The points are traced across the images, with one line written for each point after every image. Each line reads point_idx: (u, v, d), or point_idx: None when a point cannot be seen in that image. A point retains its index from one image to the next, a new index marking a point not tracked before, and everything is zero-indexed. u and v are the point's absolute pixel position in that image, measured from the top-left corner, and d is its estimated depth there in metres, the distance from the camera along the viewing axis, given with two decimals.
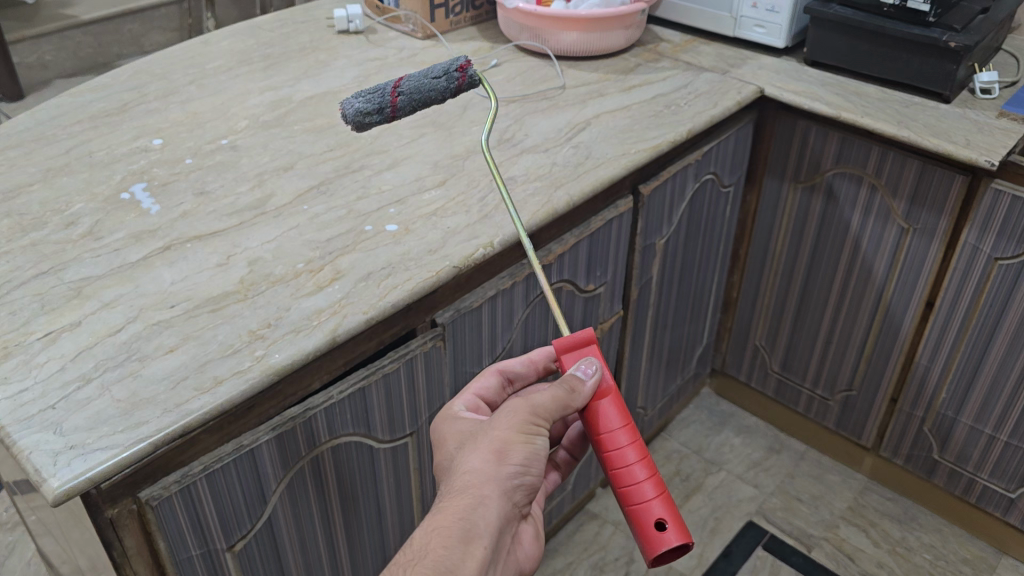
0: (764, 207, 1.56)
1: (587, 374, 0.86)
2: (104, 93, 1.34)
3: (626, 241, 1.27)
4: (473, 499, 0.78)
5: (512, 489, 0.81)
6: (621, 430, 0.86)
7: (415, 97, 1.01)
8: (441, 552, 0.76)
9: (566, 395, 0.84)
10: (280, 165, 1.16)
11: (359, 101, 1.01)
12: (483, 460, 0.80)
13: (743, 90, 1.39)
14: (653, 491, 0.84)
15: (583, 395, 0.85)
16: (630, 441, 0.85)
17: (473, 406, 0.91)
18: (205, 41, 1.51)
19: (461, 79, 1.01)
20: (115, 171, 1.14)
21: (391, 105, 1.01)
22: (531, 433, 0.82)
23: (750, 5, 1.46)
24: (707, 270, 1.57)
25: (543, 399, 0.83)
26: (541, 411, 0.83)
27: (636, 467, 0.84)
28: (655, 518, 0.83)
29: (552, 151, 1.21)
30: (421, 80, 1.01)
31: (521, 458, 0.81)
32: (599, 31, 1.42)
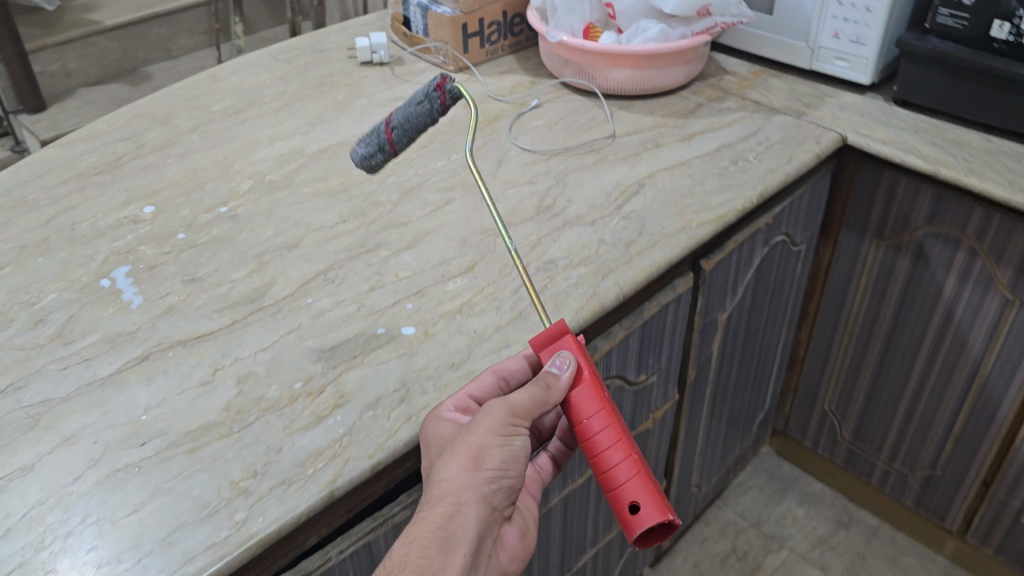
0: (839, 262, 1.37)
1: (558, 367, 0.76)
2: (97, 144, 1.19)
3: (684, 323, 1.10)
4: (449, 508, 0.68)
5: (491, 494, 0.71)
6: (597, 415, 0.75)
7: (408, 128, 0.94)
8: (418, 566, 0.65)
9: (543, 393, 0.74)
10: (285, 243, 1.01)
11: (363, 145, 0.98)
12: (457, 466, 0.70)
13: (823, 139, 1.20)
14: (627, 472, 0.72)
15: (558, 390, 0.75)
16: (607, 425, 0.75)
17: (460, 407, 0.78)
18: (213, 76, 1.36)
19: (440, 97, 0.91)
20: (97, 249, 1.00)
21: (390, 143, 0.96)
22: (508, 435, 0.72)
23: (832, 35, 1.26)
24: (772, 332, 1.39)
25: (520, 398, 0.73)
26: (519, 412, 0.73)
27: (611, 450, 0.74)
28: (629, 502, 0.72)
29: (599, 222, 1.03)
30: (408, 109, 0.94)
31: (499, 461, 0.71)
32: (654, 68, 1.24)
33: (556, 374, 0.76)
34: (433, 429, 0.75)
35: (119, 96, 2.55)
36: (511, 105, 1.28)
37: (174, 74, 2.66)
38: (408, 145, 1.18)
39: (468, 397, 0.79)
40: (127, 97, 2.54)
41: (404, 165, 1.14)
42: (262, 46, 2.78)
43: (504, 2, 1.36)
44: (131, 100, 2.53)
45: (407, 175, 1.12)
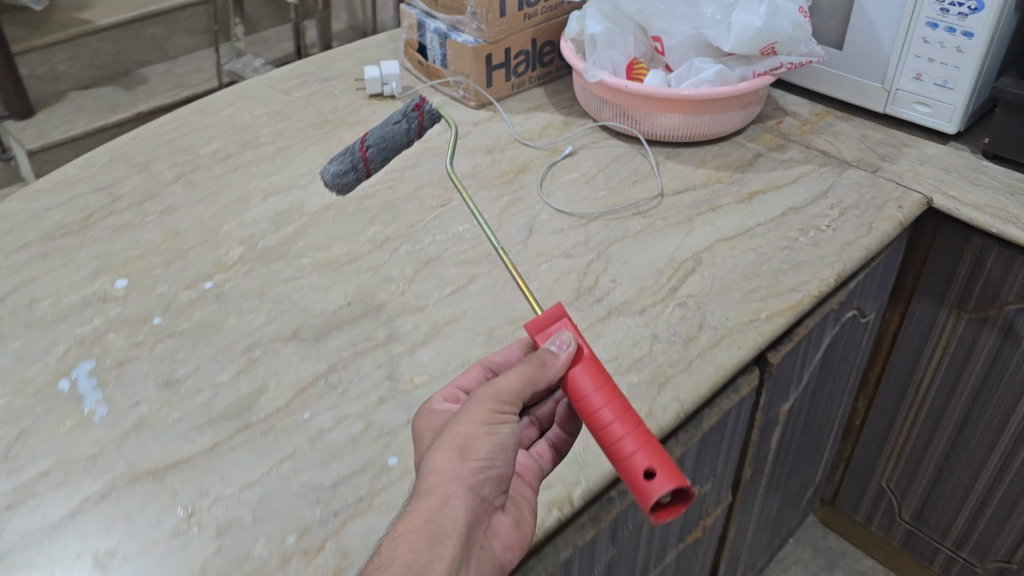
0: (910, 332, 1.22)
1: (553, 344, 0.66)
2: (65, 195, 1.03)
3: (744, 423, 0.95)
4: (435, 503, 0.58)
5: (482, 487, 0.60)
6: (595, 391, 0.64)
7: (383, 146, 1.01)
8: (404, 565, 0.55)
9: (535, 371, 0.64)
10: (279, 333, 0.85)
11: (334, 164, 1.01)
12: (444, 458, 0.60)
13: (905, 201, 1.04)
14: (631, 441, 0.62)
15: (552, 368, 0.65)
16: (607, 400, 0.64)
17: (451, 399, 0.69)
18: (202, 109, 1.20)
19: (418, 117, 1.01)
20: (58, 339, 0.84)
21: (363, 161, 1.01)
22: (494, 422, 0.61)
23: (913, 77, 1.09)
24: (832, 409, 1.24)
25: (507, 381, 0.63)
26: (507, 397, 0.63)
27: (613, 424, 0.63)
28: (639, 470, 0.60)
29: (651, 311, 0.88)
30: (383, 128, 1.01)
31: (488, 450, 0.60)
32: (709, 114, 1.07)
33: (550, 351, 0.66)
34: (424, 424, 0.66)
35: (112, 101, 2.37)
36: (541, 150, 1.11)
37: (171, 78, 2.47)
38: (424, 202, 1.02)
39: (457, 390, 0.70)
40: (120, 103, 2.36)
41: (420, 229, 0.98)
42: (265, 46, 2.59)
43: (533, 29, 1.19)
44: (125, 106, 2.35)
45: (423, 243, 0.96)
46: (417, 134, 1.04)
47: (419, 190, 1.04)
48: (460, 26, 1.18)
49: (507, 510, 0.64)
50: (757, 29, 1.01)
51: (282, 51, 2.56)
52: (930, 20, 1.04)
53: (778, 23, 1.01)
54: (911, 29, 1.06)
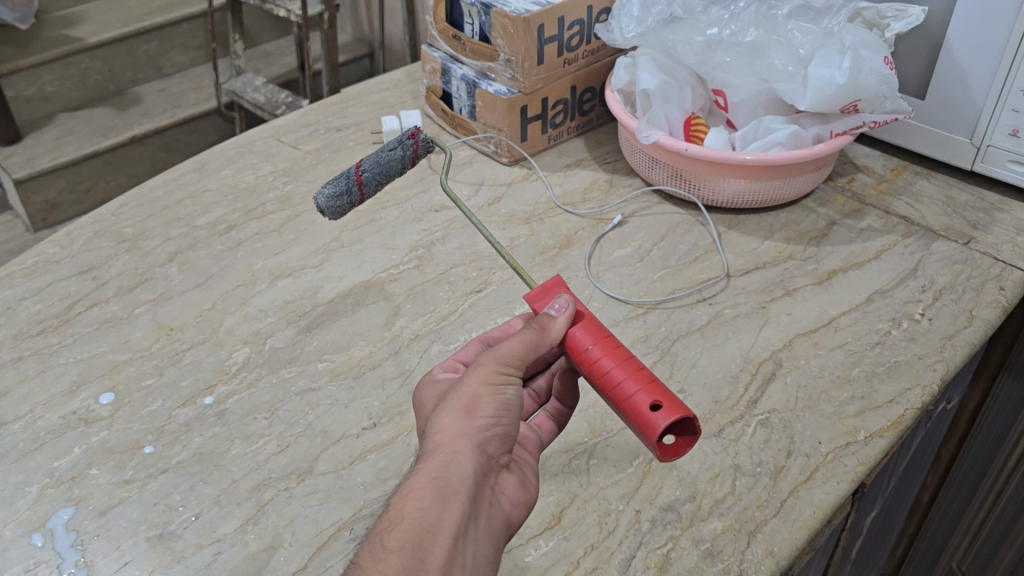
0: (994, 412, 1.06)
1: (551, 309, 0.63)
2: (44, 281, 0.91)
3: (829, 549, 0.82)
4: (443, 459, 0.54)
5: (489, 445, 0.57)
6: (594, 344, 0.62)
7: (380, 172, 0.81)
8: (413, 524, 0.52)
9: (537, 336, 0.60)
10: (292, 466, 0.72)
11: (326, 187, 0.80)
12: (451, 418, 0.56)
13: (1007, 279, 0.89)
14: (631, 383, 0.58)
15: (552, 330, 0.61)
16: (606, 352, 0.61)
17: (451, 370, 0.66)
18: (200, 167, 1.08)
19: (416, 144, 0.81)
20: (30, 476, 0.71)
21: (359, 185, 0.80)
22: (500, 382, 0.58)
23: (1009, 133, 0.94)
24: (906, 495, 1.10)
25: (508, 345, 0.59)
26: (510, 359, 0.59)
27: (613, 369, 0.60)
28: (643, 406, 0.57)
29: (729, 433, 0.74)
30: (379, 153, 0.81)
31: (493, 408, 0.57)
32: (777, 179, 0.94)
33: (548, 314, 0.62)
34: (427, 392, 0.62)
35: (103, 124, 2.21)
36: (586, 219, 0.99)
37: (166, 97, 2.31)
38: (455, 286, 0.90)
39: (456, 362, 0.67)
40: (111, 125, 2.20)
41: (453, 324, 0.85)
42: (265, 61, 2.44)
43: (573, 75, 1.06)
44: (117, 128, 2.19)
45: (457, 341, 0.83)
46: (415, 163, 0.84)
47: (449, 271, 0.92)
48: (490, 73, 1.04)
49: (512, 470, 0.60)
50: (839, 85, 0.87)
51: (283, 66, 2.40)
52: None
53: (862, 78, 0.87)
54: (1009, 79, 0.91)
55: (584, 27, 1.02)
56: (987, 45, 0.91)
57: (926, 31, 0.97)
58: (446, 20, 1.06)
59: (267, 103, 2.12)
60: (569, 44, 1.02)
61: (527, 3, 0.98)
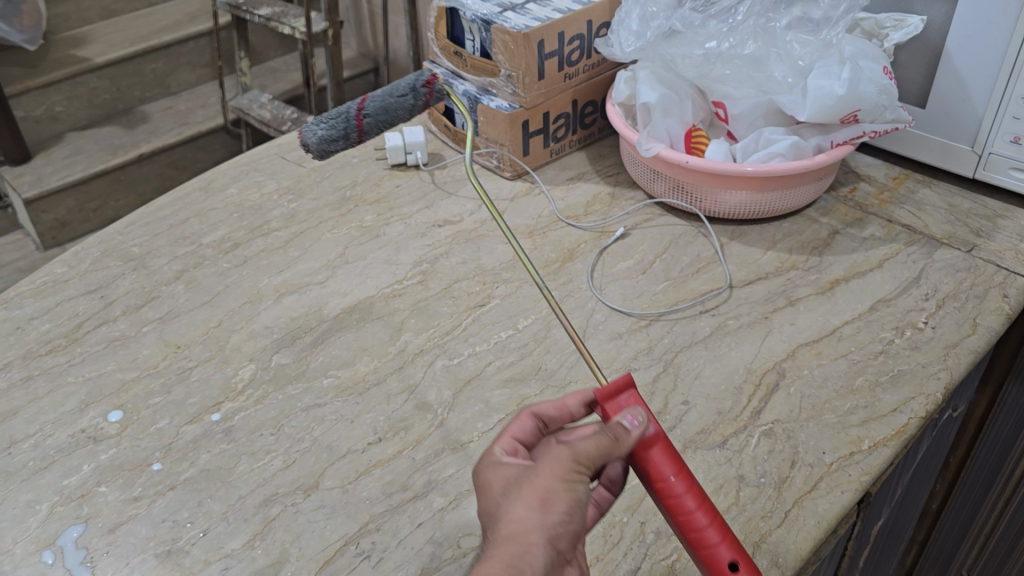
0: (1001, 420, 1.06)
1: (626, 419, 0.57)
2: (53, 302, 0.92)
3: (835, 559, 0.82)
4: (516, 549, 0.51)
5: (561, 543, 0.52)
6: (676, 475, 0.57)
7: (383, 117, 0.84)
8: None
9: (615, 447, 0.55)
10: (299, 481, 0.72)
11: (320, 127, 0.82)
12: (525, 507, 0.52)
13: (1010, 286, 0.89)
14: (716, 532, 0.55)
15: (628, 442, 0.56)
16: (687, 487, 0.56)
17: (510, 452, 0.59)
18: (206, 186, 1.09)
19: (428, 96, 0.85)
20: (39, 494, 0.72)
21: (358, 128, 0.83)
22: (574, 480, 0.53)
23: (1011, 140, 0.94)
24: (915, 503, 1.09)
25: (583, 444, 0.54)
26: (585, 461, 0.54)
27: (693, 510, 0.56)
28: (725, 564, 0.54)
29: (732, 444, 0.74)
30: (386, 96, 0.84)
31: (568, 506, 0.52)
32: (778, 190, 0.94)
33: (624, 425, 0.56)
34: (489, 476, 0.56)
35: (111, 142, 2.23)
36: (589, 232, 1.00)
37: (173, 114, 2.33)
38: (459, 300, 0.90)
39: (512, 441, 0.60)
40: (120, 143, 2.22)
41: (457, 338, 0.86)
42: (272, 77, 2.45)
43: (574, 89, 1.07)
44: (125, 146, 2.20)
45: (462, 356, 0.84)
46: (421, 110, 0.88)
47: (453, 286, 0.92)
48: (492, 88, 1.05)
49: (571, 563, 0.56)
50: (838, 96, 0.88)
51: (289, 82, 2.42)
52: None
53: (861, 88, 0.88)
54: (1009, 86, 0.91)
55: (583, 42, 1.03)
56: (987, 52, 0.91)
57: (926, 41, 0.97)
58: (447, 36, 1.07)
59: (273, 120, 2.14)
60: (570, 59, 1.03)
61: (526, 19, 0.99)
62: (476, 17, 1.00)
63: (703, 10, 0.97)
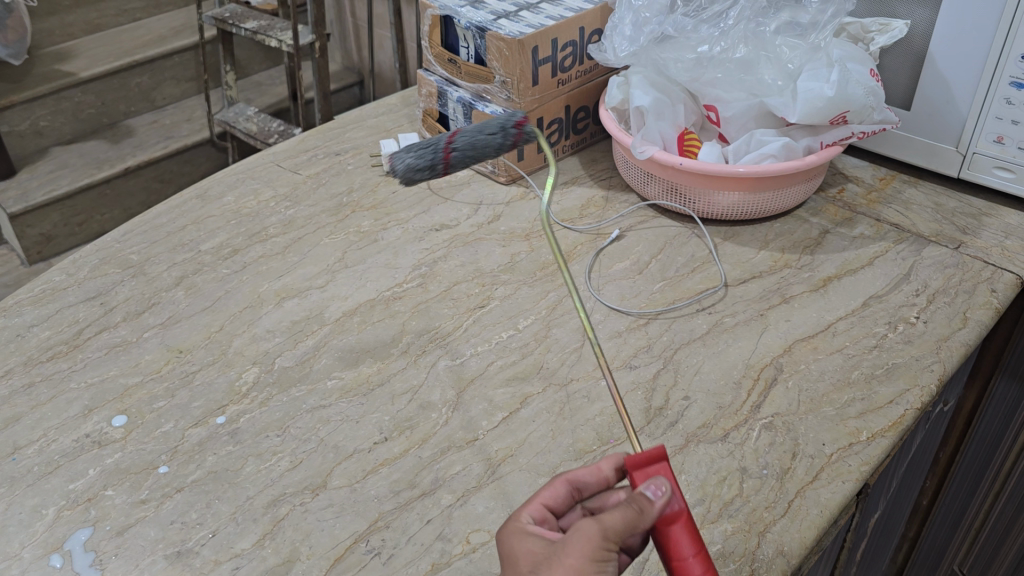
0: (989, 415, 1.09)
1: (650, 488, 0.55)
2: (52, 309, 0.92)
3: (835, 550, 0.83)
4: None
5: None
6: (696, 555, 0.54)
7: (470, 153, 0.79)
8: None
9: (637, 520, 0.53)
10: (306, 481, 0.73)
11: (410, 155, 0.80)
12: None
13: (998, 282, 0.91)
14: None
15: (652, 514, 0.54)
16: (706, 568, 0.53)
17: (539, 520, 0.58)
18: (202, 195, 1.10)
19: (519, 136, 0.78)
20: (45, 499, 0.72)
21: (444, 161, 0.80)
22: (603, 560, 0.52)
23: (994, 140, 0.97)
24: (907, 498, 1.11)
25: (610, 519, 0.53)
26: (611, 538, 0.52)
27: None
28: None
29: (734, 436, 0.76)
30: (477, 132, 0.79)
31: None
32: (770, 191, 0.96)
33: (648, 494, 0.55)
34: (514, 545, 0.55)
35: (97, 156, 2.22)
36: (584, 234, 1.01)
37: (159, 128, 2.33)
38: (458, 302, 0.91)
39: (542, 508, 0.59)
40: (105, 157, 2.21)
41: (459, 339, 0.86)
42: (257, 91, 2.46)
43: (567, 95, 1.08)
44: (111, 161, 2.20)
45: (464, 356, 0.84)
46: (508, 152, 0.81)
47: (453, 288, 0.93)
48: (486, 95, 1.06)
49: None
50: (828, 98, 0.90)
51: (275, 95, 2.43)
52: (1015, 79, 0.92)
53: (849, 90, 0.90)
54: (992, 88, 0.94)
55: (576, 48, 1.05)
56: (969, 55, 0.94)
57: (909, 44, 1.00)
58: (440, 44, 1.08)
59: (260, 132, 2.14)
60: (563, 65, 1.04)
61: (520, 26, 1.01)
62: (471, 24, 1.02)
63: (695, 16, 0.99)
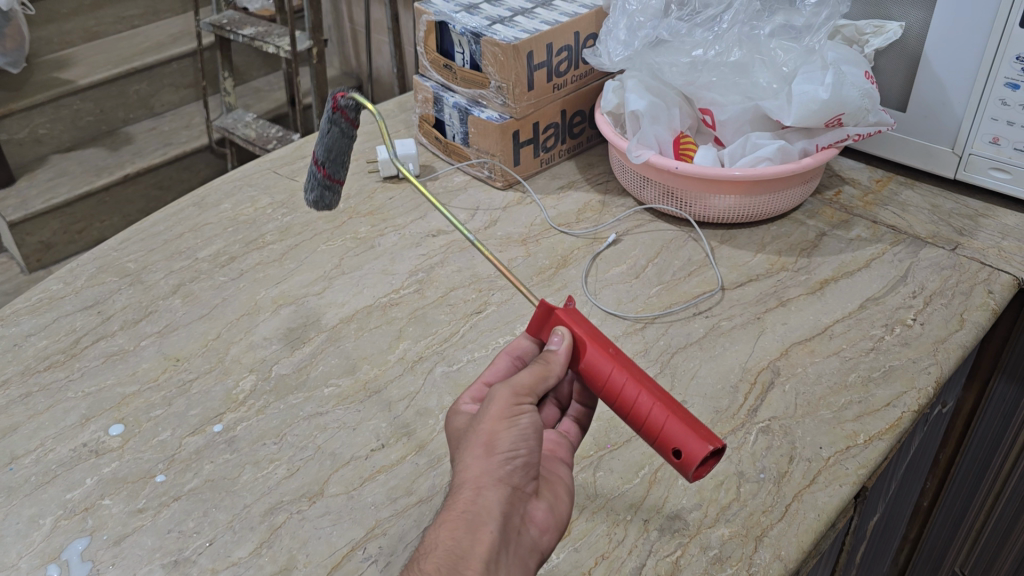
0: (988, 415, 1.09)
1: (552, 342, 0.64)
2: (49, 318, 0.92)
3: (834, 554, 0.83)
4: (469, 495, 0.56)
5: (514, 477, 0.58)
6: (614, 371, 0.62)
7: (334, 151, 0.83)
8: (446, 552, 0.54)
9: (544, 367, 0.62)
10: (303, 489, 0.73)
11: (307, 194, 0.86)
12: (475, 455, 0.57)
13: (995, 283, 0.91)
14: (659, 412, 0.59)
15: (557, 361, 0.63)
16: (628, 377, 0.61)
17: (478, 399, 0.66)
18: (199, 202, 1.10)
19: (343, 108, 0.81)
20: (42, 509, 0.72)
21: (326, 175, 0.84)
22: (514, 414, 0.58)
23: (989, 141, 0.97)
24: (907, 501, 1.11)
25: (518, 378, 0.61)
26: (521, 390, 0.60)
27: (638, 398, 0.60)
28: (673, 438, 0.58)
29: (731, 441, 0.76)
30: (322, 136, 0.83)
31: (511, 440, 0.57)
32: (765, 193, 0.96)
33: (552, 348, 0.64)
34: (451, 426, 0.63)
35: (96, 164, 2.22)
36: (581, 238, 1.01)
37: (158, 135, 2.33)
38: (455, 309, 0.91)
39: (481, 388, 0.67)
40: (104, 164, 2.22)
41: (456, 345, 0.87)
42: (255, 97, 2.46)
43: (563, 99, 1.08)
44: (110, 168, 2.20)
45: (461, 362, 0.85)
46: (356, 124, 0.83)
47: (449, 294, 0.93)
48: (481, 100, 1.06)
49: (542, 495, 0.61)
50: (822, 100, 0.90)
51: (273, 101, 2.43)
52: (1009, 80, 0.92)
53: (845, 92, 0.90)
54: (987, 89, 0.94)
55: (571, 53, 1.05)
56: (964, 56, 0.94)
57: (904, 46, 1.00)
58: (436, 50, 1.08)
59: (258, 138, 2.15)
60: (558, 70, 1.04)
61: (515, 31, 1.01)
62: (465, 30, 1.02)
63: (689, 20, 0.99)
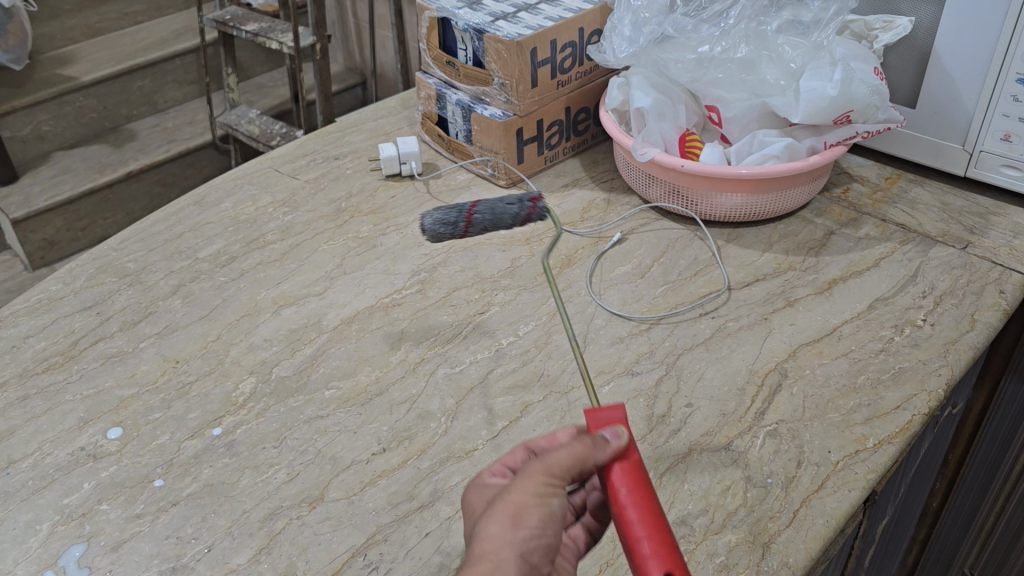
0: (998, 416, 1.07)
1: (606, 432, 0.56)
2: (48, 320, 0.91)
3: (843, 558, 0.82)
4: (484, 568, 0.51)
5: (533, 555, 0.53)
6: (631, 493, 0.54)
7: None
8: None
9: (585, 450, 0.54)
10: (303, 494, 0.72)
11: None
12: (497, 525, 0.52)
13: (1006, 282, 0.90)
14: (649, 545, 0.52)
15: (604, 452, 0.55)
16: (638, 502, 0.54)
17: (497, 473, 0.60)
18: (200, 201, 1.09)
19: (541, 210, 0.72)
20: (39, 514, 0.71)
21: None
22: (548, 493, 0.54)
23: (1001, 138, 0.95)
24: (916, 503, 1.09)
25: (557, 456, 0.54)
26: (555, 472, 0.54)
27: (637, 523, 0.53)
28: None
29: (738, 445, 0.74)
30: None
31: (538, 520, 0.53)
32: (773, 192, 0.95)
33: (604, 437, 0.56)
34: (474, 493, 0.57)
35: (99, 161, 2.22)
36: (586, 237, 1.00)
37: (161, 132, 2.32)
38: (458, 309, 0.90)
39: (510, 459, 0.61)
40: (107, 161, 2.21)
41: (458, 346, 0.85)
42: (259, 93, 2.45)
43: (567, 96, 1.07)
44: (113, 165, 2.19)
45: (463, 363, 0.83)
46: None
47: (452, 294, 0.92)
48: (485, 97, 1.05)
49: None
50: (831, 97, 0.88)
51: (276, 97, 2.42)
52: (1021, 76, 0.90)
53: (853, 89, 0.88)
54: (998, 85, 0.92)
55: (576, 49, 1.03)
56: (975, 51, 0.92)
57: (914, 42, 0.98)
58: (439, 46, 1.07)
59: (262, 135, 2.14)
60: (562, 66, 1.03)
61: (518, 27, 1.00)
62: (468, 26, 1.00)
63: (695, 15, 0.98)
